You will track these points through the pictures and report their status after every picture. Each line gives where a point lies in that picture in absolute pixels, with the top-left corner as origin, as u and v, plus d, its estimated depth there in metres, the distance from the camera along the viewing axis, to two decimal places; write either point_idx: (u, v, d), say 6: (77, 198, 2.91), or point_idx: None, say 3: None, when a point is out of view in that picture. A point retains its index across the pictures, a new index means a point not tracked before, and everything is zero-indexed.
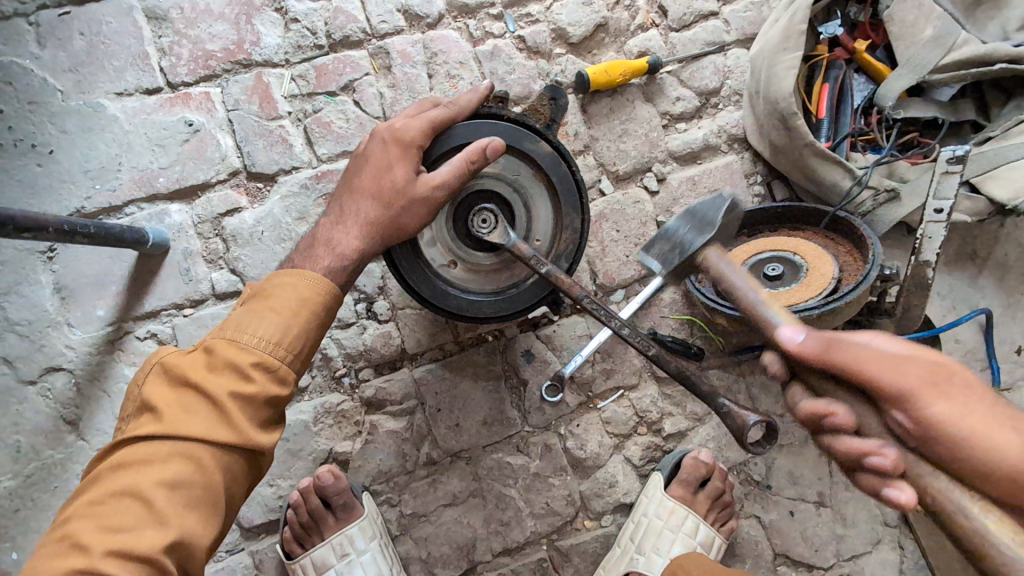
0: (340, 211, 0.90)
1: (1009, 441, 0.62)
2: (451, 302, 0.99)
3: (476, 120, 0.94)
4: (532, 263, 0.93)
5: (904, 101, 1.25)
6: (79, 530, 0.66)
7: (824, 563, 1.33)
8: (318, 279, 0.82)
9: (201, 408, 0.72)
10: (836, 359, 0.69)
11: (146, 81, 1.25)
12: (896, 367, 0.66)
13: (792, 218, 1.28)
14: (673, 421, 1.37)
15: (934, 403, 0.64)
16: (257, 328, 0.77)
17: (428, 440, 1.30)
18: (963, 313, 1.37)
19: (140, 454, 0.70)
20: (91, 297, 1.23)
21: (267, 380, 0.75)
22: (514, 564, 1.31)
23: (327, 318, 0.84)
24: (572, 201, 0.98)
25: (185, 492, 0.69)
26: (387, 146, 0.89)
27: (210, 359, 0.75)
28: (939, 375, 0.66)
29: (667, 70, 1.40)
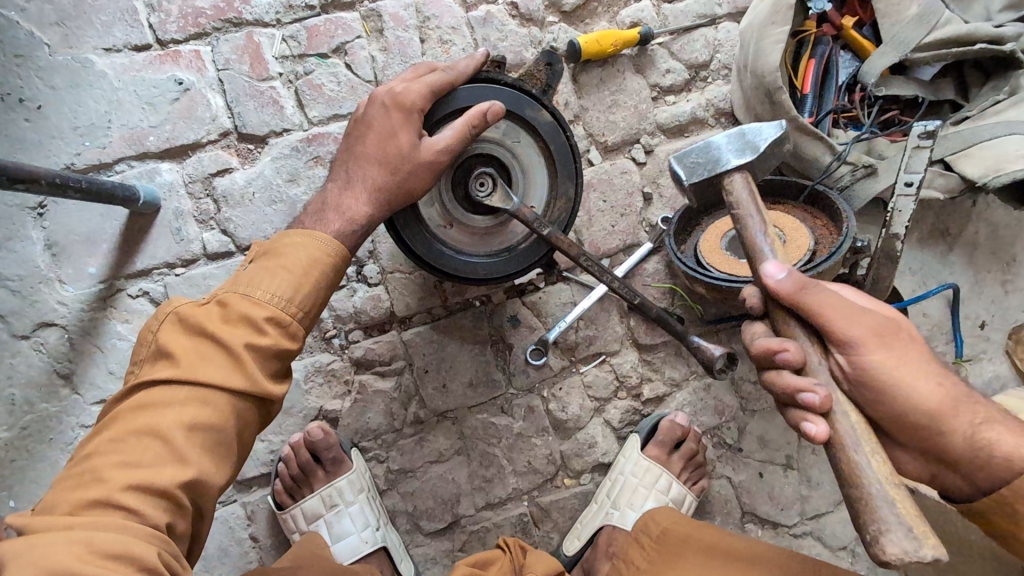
0: (347, 177, 0.92)
1: (922, 387, 0.75)
2: (446, 263, 1.02)
3: (473, 86, 0.95)
4: (534, 225, 0.98)
5: (887, 79, 1.28)
6: (99, 464, 0.69)
7: (787, 521, 1.41)
8: (330, 241, 0.85)
9: (217, 358, 0.75)
10: (808, 302, 0.77)
11: (135, 37, 1.24)
12: (853, 317, 0.77)
13: (773, 192, 1.31)
14: (652, 386, 1.42)
15: (877, 353, 0.75)
16: (270, 283, 0.79)
17: (415, 400, 1.35)
18: (931, 288, 1.43)
19: (158, 397, 0.73)
20: (82, 254, 1.24)
21: (280, 334, 0.79)
22: (496, 518, 1.37)
23: (336, 279, 0.87)
24: (568, 166, 1.01)
25: (203, 435, 0.72)
26: (388, 110, 0.91)
27: (225, 312, 0.77)
28: (888, 331, 0.77)
29: (658, 42, 1.41)
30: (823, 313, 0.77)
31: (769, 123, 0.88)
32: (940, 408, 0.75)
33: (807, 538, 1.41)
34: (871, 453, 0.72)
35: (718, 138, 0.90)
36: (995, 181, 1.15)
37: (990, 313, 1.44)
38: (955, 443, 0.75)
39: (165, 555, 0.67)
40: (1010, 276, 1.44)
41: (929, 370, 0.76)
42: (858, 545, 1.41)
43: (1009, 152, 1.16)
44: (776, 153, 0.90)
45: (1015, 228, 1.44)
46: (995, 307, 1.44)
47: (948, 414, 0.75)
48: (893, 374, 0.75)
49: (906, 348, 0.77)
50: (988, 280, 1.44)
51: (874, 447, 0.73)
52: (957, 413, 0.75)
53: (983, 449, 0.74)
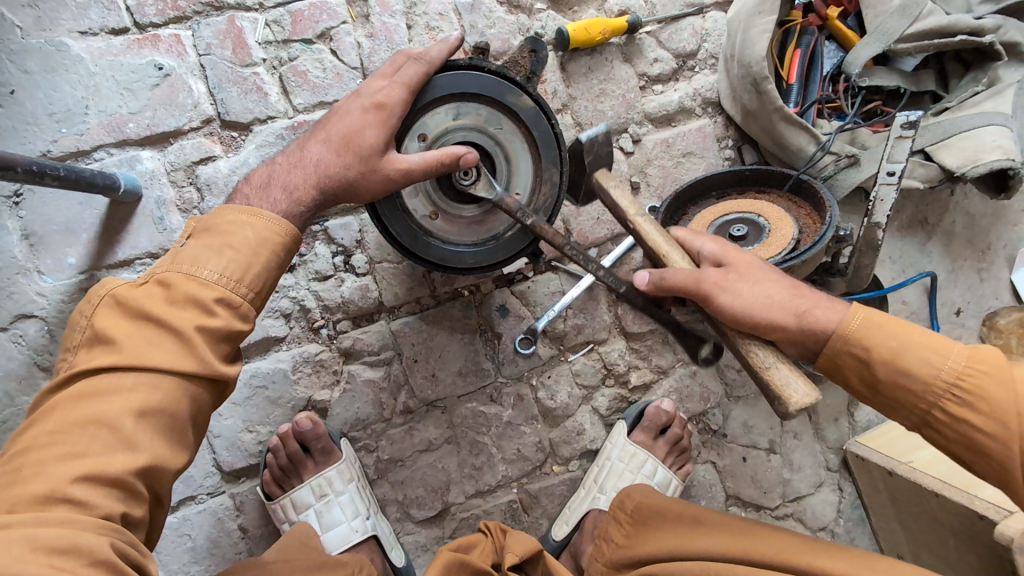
0: (300, 157, 0.90)
1: (763, 298, 0.83)
2: (434, 253, 1.02)
3: (455, 75, 0.95)
4: (516, 214, 0.97)
5: (871, 70, 1.30)
6: (41, 458, 0.68)
7: (770, 503, 1.44)
8: (277, 220, 0.83)
9: (164, 341, 0.74)
10: (667, 289, 0.88)
11: (111, 20, 1.20)
12: (694, 276, 0.87)
13: (760, 180, 1.32)
14: (639, 373, 1.44)
15: (725, 296, 0.84)
16: (215, 263, 0.78)
17: (405, 390, 1.35)
18: (910, 275, 1.46)
19: (100, 384, 0.71)
20: (61, 245, 1.21)
21: (231, 315, 0.78)
22: (486, 505, 1.38)
23: (288, 258, 0.86)
24: (552, 153, 1.01)
25: (152, 419, 0.72)
26: (365, 110, 0.90)
27: (169, 293, 0.76)
28: (727, 275, 0.85)
29: (646, 31, 1.41)
30: (674, 287, 0.88)
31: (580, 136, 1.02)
32: (771, 307, 0.82)
33: (789, 519, 1.44)
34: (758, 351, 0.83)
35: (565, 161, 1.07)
36: (972, 171, 1.18)
37: (966, 300, 1.47)
38: (795, 329, 0.81)
39: (119, 545, 0.67)
40: (985, 265, 1.48)
41: (762, 284, 0.84)
42: (836, 526, 1.45)
43: (987, 143, 1.18)
44: (600, 140, 1.01)
45: (990, 217, 1.48)
46: (970, 294, 1.48)
47: (786, 308, 0.82)
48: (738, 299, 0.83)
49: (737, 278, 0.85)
50: (965, 268, 1.48)
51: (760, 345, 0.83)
52: (787, 304, 0.82)
53: (817, 330, 0.80)
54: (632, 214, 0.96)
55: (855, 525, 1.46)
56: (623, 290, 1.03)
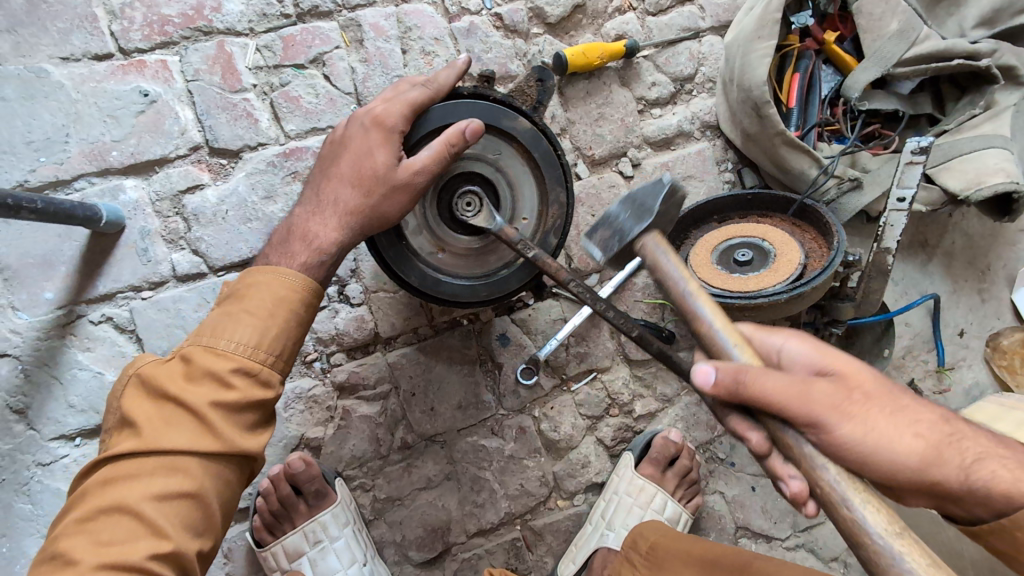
0: (316, 202, 0.85)
1: (905, 442, 0.67)
2: (445, 290, 0.96)
3: (441, 104, 0.88)
4: (520, 247, 0.89)
5: (870, 93, 1.30)
6: (71, 546, 0.64)
7: (781, 534, 1.40)
8: (296, 277, 0.78)
9: (182, 419, 0.69)
10: (748, 397, 0.68)
11: (95, 46, 1.16)
12: (804, 393, 0.67)
13: (763, 205, 1.32)
14: (644, 403, 1.40)
15: (845, 423, 0.66)
16: (232, 332, 0.73)
17: (402, 425, 1.29)
18: (913, 297, 1.45)
19: (121, 469, 0.67)
20: (37, 279, 1.15)
21: (249, 385, 0.72)
22: (488, 545, 1.32)
23: (309, 316, 0.80)
24: (555, 172, 0.95)
25: (176, 503, 0.66)
26: (367, 130, 0.85)
27: (188, 369, 0.71)
28: (845, 394, 0.68)
29: (644, 55, 1.40)
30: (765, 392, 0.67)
31: (655, 182, 0.82)
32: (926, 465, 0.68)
33: (801, 551, 1.40)
34: (864, 506, 0.64)
35: (615, 209, 0.85)
36: (976, 194, 1.17)
37: (968, 321, 1.46)
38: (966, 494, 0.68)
39: None
40: (986, 285, 1.47)
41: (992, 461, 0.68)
42: (849, 556, 1.41)
43: (989, 166, 1.18)
44: (676, 199, 0.83)
45: (989, 238, 1.48)
46: (973, 316, 1.47)
47: (948, 462, 0.68)
48: (873, 439, 0.66)
49: (908, 432, 0.68)
50: (966, 289, 1.47)
51: (866, 497, 0.64)
52: (950, 457, 0.68)
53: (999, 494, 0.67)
54: (688, 286, 0.79)
55: None
56: (634, 335, 0.96)
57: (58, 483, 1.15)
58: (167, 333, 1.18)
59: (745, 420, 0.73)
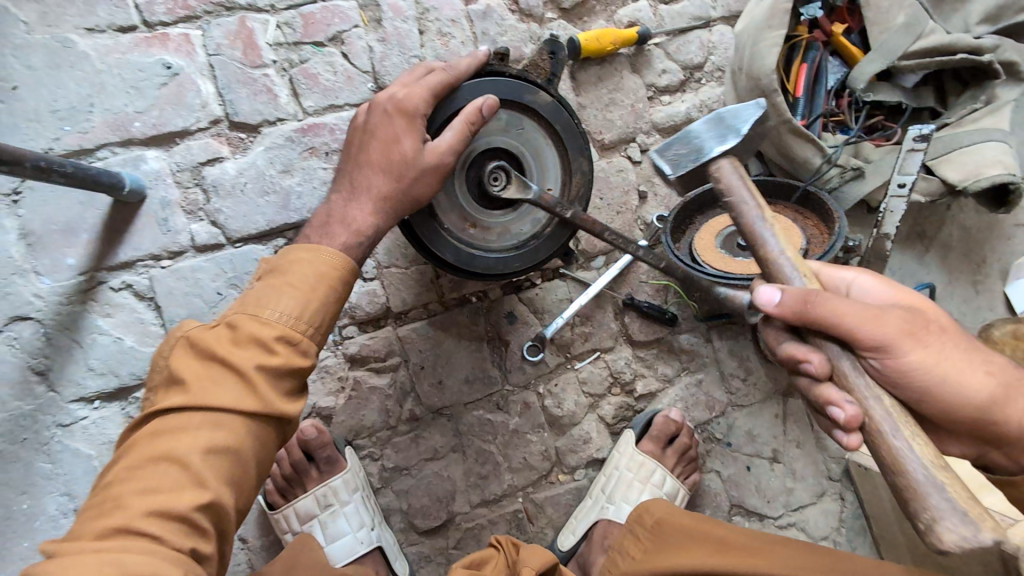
0: (351, 188, 0.87)
1: (971, 378, 0.75)
2: (480, 263, 0.98)
3: (463, 87, 0.90)
4: (557, 210, 0.95)
5: (875, 85, 1.33)
6: (120, 492, 0.66)
7: (773, 513, 1.45)
8: (337, 254, 0.82)
9: (229, 380, 0.72)
10: (815, 316, 0.71)
11: (119, 18, 1.18)
12: (878, 319, 0.73)
13: (766, 191, 1.34)
14: (645, 382, 1.44)
15: (912, 350, 0.73)
16: (277, 302, 0.76)
17: (411, 397, 1.33)
18: (909, 287, 1.49)
19: (170, 423, 0.70)
20: (60, 245, 1.18)
21: (291, 353, 0.75)
22: (491, 515, 1.36)
23: (346, 292, 0.83)
24: (576, 139, 0.98)
25: (218, 458, 0.69)
26: (390, 116, 0.86)
27: (234, 334, 0.74)
28: (919, 323, 0.75)
29: (655, 43, 1.43)
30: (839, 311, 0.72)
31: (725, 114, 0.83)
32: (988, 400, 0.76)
33: (792, 529, 1.45)
34: (912, 437, 0.67)
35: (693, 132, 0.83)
36: (974, 185, 1.21)
37: (963, 312, 1.50)
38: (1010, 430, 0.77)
39: None
40: (981, 278, 1.51)
41: None
42: (838, 535, 1.46)
43: (987, 159, 1.21)
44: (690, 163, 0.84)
45: (985, 231, 1.52)
46: (967, 306, 1.51)
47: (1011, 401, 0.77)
48: (932, 365, 0.74)
49: (981, 370, 0.76)
50: (961, 280, 1.51)
51: (913, 430, 0.68)
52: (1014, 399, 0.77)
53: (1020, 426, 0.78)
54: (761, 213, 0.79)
55: (856, 535, 1.46)
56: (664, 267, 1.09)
57: (78, 443, 1.19)
58: (186, 301, 1.22)
59: (803, 346, 0.76)
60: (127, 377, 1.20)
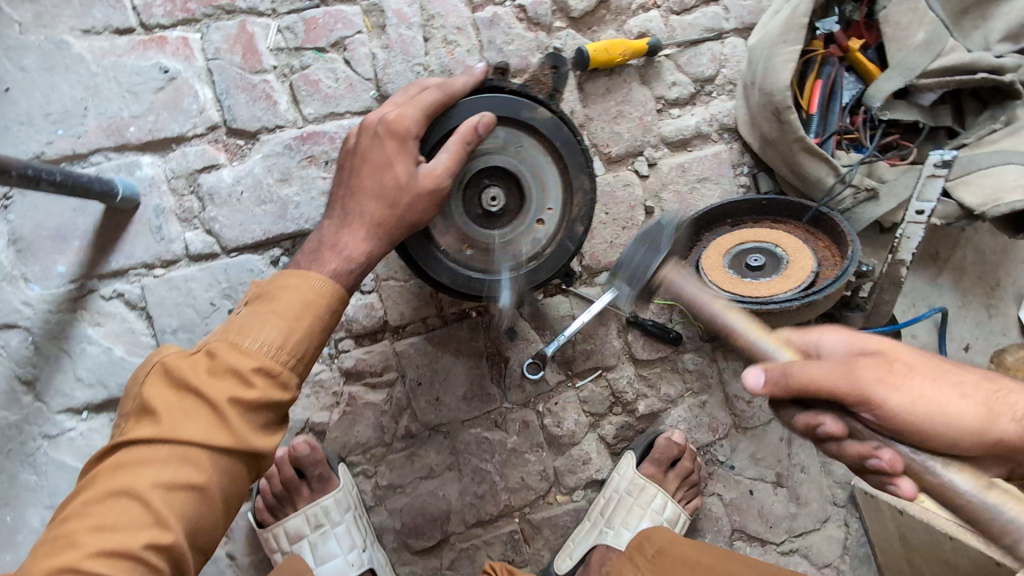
0: (343, 214, 0.84)
1: (958, 408, 0.69)
2: (476, 287, 0.94)
3: (459, 106, 0.86)
4: (552, 236, 0.96)
5: (892, 103, 1.29)
6: (76, 528, 0.64)
7: (776, 538, 1.41)
8: (325, 282, 0.78)
9: (201, 413, 0.69)
10: (802, 386, 0.71)
11: (116, 20, 1.15)
12: (849, 373, 0.70)
13: (775, 211, 1.31)
14: (647, 402, 1.41)
15: (891, 395, 0.69)
16: (258, 331, 0.73)
17: (407, 413, 1.30)
18: (921, 310, 1.45)
19: (135, 455, 0.67)
20: (51, 251, 1.15)
21: (269, 385, 0.72)
22: (486, 535, 1.33)
23: (333, 320, 0.80)
24: (578, 158, 0.92)
25: (182, 495, 0.66)
26: (381, 140, 0.83)
27: (211, 363, 0.71)
28: (884, 368, 0.71)
29: (665, 54, 1.39)
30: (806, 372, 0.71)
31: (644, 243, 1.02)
32: (985, 423, 0.70)
33: (794, 555, 1.41)
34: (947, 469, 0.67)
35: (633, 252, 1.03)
36: (993, 211, 1.17)
37: (975, 336, 1.47)
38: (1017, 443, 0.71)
39: None
40: (995, 302, 1.47)
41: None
42: (842, 563, 1.42)
43: (1006, 183, 1.17)
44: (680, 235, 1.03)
45: (1000, 255, 1.48)
46: (980, 331, 1.47)
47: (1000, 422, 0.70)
48: (920, 403, 0.69)
49: (956, 396, 0.71)
50: (974, 303, 1.47)
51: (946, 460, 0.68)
52: (998, 417, 0.71)
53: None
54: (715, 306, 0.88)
55: (860, 563, 1.42)
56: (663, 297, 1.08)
57: (64, 455, 1.16)
58: (178, 311, 1.18)
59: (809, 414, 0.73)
60: (117, 389, 1.17)
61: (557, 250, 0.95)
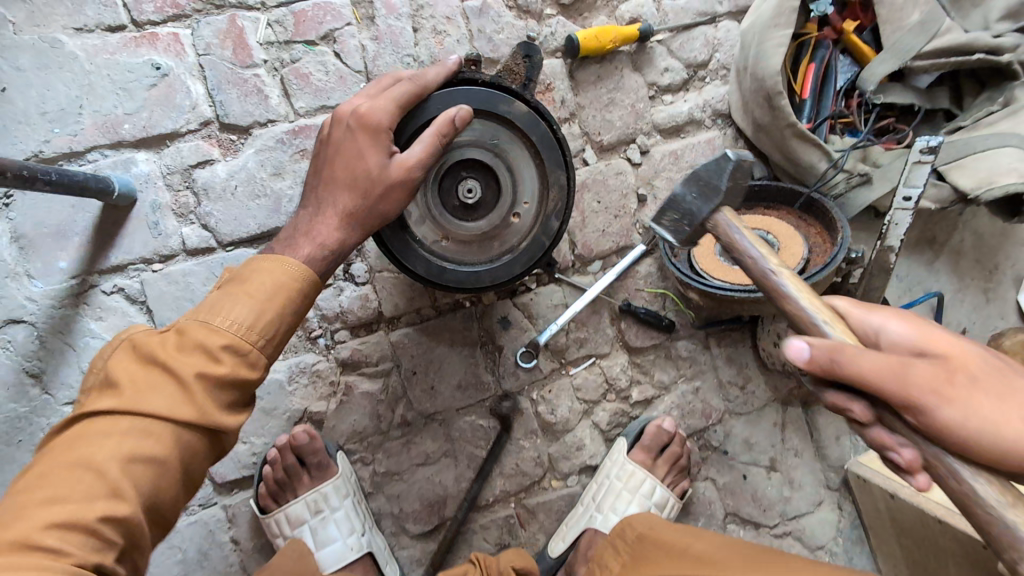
0: (317, 202, 0.85)
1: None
2: (451, 278, 0.95)
3: (433, 99, 0.87)
4: (527, 230, 0.96)
5: (885, 87, 1.26)
6: (30, 496, 0.64)
7: (769, 521, 1.43)
8: (300, 267, 0.80)
9: (167, 387, 0.70)
10: (843, 373, 0.63)
11: (107, 17, 1.16)
12: (901, 370, 0.63)
13: (769, 197, 1.31)
14: (641, 389, 1.42)
15: (945, 406, 0.62)
16: (230, 310, 0.75)
17: (403, 402, 1.32)
18: (916, 296, 1.45)
19: (98, 425, 0.68)
20: (52, 248, 1.17)
21: (237, 363, 0.73)
22: (483, 520, 1.36)
23: (305, 306, 0.81)
24: (554, 154, 0.92)
25: (142, 467, 0.67)
26: (352, 131, 0.84)
27: (180, 340, 0.73)
28: (942, 376, 0.64)
29: (658, 40, 1.38)
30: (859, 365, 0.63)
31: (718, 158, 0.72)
32: None
33: (788, 537, 1.43)
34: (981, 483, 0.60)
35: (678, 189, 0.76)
36: (987, 193, 1.15)
37: (972, 321, 1.46)
38: None
39: None
40: (992, 285, 1.46)
41: None
42: (836, 545, 1.44)
43: (1001, 166, 1.15)
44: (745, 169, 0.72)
45: (998, 238, 1.47)
46: (977, 315, 1.46)
47: None
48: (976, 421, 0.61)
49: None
50: (971, 288, 1.46)
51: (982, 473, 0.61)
52: None
53: None
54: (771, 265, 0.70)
55: (854, 545, 1.44)
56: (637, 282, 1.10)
57: None
58: (177, 305, 1.21)
59: (845, 395, 0.68)
60: None
61: (531, 244, 0.96)
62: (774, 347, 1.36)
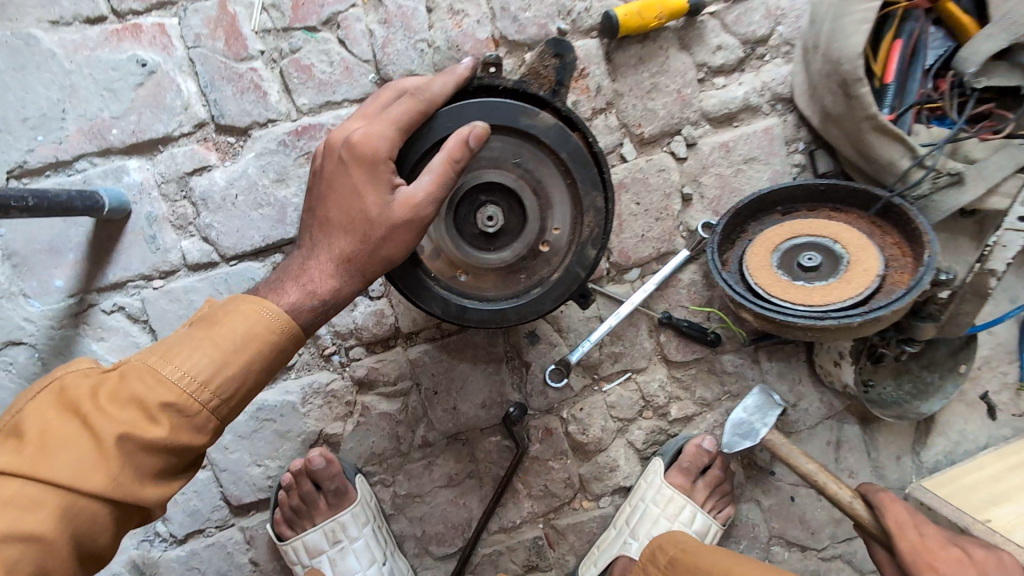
0: (311, 243, 0.76)
1: None
2: (472, 317, 0.83)
3: (441, 118, 0.75)
4: (560, 257, 0.84)
5: (988, 67, 1.06)
6: None
7: (817, 545, 1.32)
8: (277, 314, 0.69)
9: (83, 448, 0.61)
10: None
11: (86, 8, 1.04)
12: None
13: (837, 197, 1.14)
14: (680, 406, 1.30)
15: None
16: (183, 359, 0.65)
17: (423, 423, 1.24)
18: (1004, 306, 1.27)
19: None
20: (47, 266, 1.09)
21: (176, 427, 0.64)
22: (509, 541, 1.29)
23: (277, 362, 0.71)
24: (588, 171, 0.79)
25: (20, 545, 0.58)
26: (347, 164, 0.73)
27: (117, 389, 0.64)
28: None
29: (709, 12, 1.19)
30: None
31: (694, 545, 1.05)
32: None
33: (837, 562, 1.33)
34: None
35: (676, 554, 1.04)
36: None
37: None
38: None
39: None
40: None
41: None
42: None
43: None
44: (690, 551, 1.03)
45: None
46: None
47: None
48: None
49: None
50: None
51: None
52: None
53: None
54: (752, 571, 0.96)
55: None
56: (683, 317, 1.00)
57: None
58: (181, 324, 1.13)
59: None
60: None
61: (565, 273, 0.83)
62: (833, 367, 1.22)
